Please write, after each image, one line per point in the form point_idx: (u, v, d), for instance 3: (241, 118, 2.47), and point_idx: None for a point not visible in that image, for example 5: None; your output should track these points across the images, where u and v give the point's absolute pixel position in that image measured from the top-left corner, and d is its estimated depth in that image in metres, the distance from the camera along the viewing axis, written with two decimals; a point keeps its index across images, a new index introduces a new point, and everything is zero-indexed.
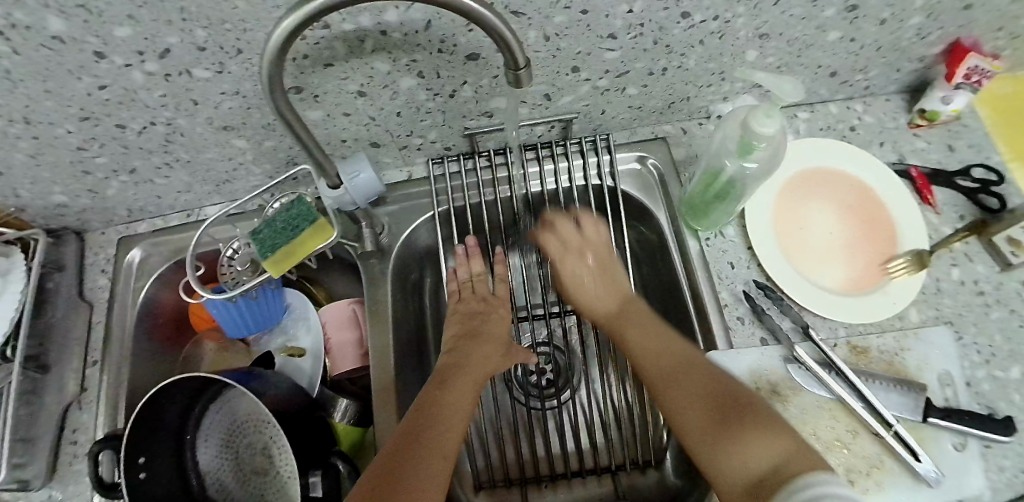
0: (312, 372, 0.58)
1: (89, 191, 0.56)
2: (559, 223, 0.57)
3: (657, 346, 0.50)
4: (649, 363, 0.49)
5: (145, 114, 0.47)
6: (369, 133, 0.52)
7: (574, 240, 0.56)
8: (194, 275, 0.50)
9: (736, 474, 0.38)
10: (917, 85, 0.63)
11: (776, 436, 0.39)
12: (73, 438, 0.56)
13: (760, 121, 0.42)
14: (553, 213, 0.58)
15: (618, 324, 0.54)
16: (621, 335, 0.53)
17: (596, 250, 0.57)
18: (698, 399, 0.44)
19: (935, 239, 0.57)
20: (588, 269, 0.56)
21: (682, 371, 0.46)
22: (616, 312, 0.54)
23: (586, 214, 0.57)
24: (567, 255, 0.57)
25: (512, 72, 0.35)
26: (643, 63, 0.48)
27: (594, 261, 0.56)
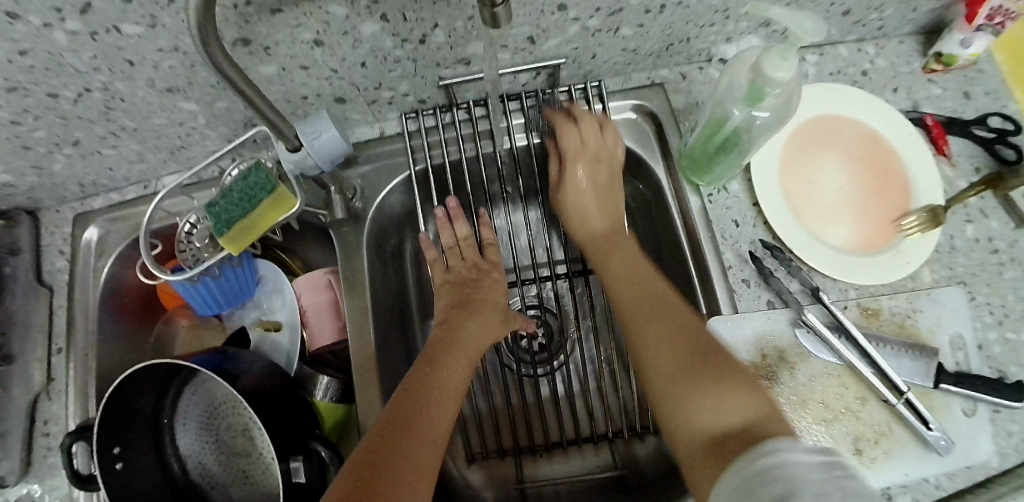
0: (290, 348, 0.55)
1: (33, 167, 0.52)
2: (586, 121, 0.52)
3: (650, 295, 0.45)
4: (634, 302, 0.45)
5: (78, 80, 0.42)
6: (333, 87, 0.48)
7: (589, 144, 0.52)
8: (149, 255, 0.46)
9: (704, 430, 0.33)
10: (933, 26, 0.58)
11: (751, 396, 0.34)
12: (46, 431, 0.54)
13: (775, 64, 0.38)
14: (583, 110, 0.53)
15: (608, 252, 0.51)
16: (608, 261, 0.50)
17: (609, 165, 0.53)
18: (665, 347, 0.40)
19: (949, 194, 0.54)
20: (591, 186, 0.53)
21: (654, 307, 0.43)
22: (606, 235, 0.52)
23: (613, 126, 0.53)
24: (581, 154, 0.52)
25: (488, 9, 0.30)
26: (637, 0, 0.43)
27: (603, 173, 0.53)
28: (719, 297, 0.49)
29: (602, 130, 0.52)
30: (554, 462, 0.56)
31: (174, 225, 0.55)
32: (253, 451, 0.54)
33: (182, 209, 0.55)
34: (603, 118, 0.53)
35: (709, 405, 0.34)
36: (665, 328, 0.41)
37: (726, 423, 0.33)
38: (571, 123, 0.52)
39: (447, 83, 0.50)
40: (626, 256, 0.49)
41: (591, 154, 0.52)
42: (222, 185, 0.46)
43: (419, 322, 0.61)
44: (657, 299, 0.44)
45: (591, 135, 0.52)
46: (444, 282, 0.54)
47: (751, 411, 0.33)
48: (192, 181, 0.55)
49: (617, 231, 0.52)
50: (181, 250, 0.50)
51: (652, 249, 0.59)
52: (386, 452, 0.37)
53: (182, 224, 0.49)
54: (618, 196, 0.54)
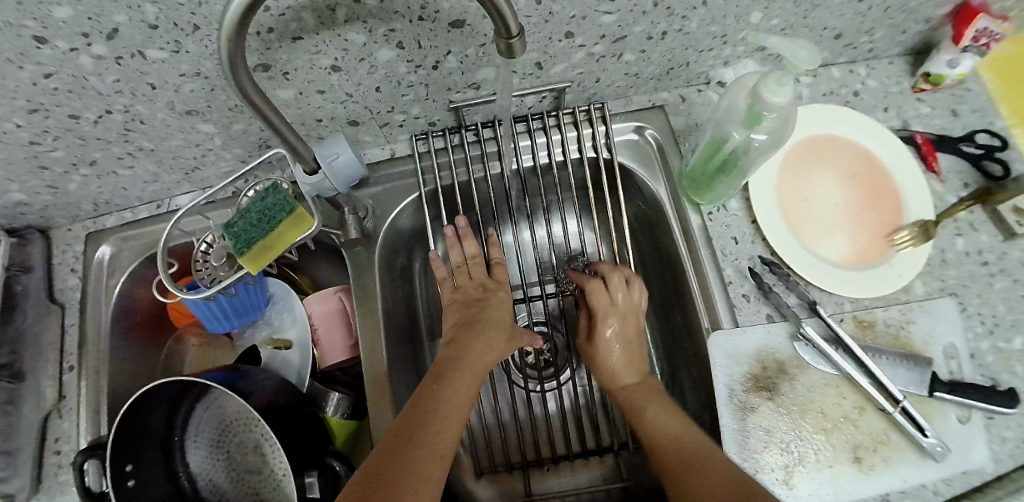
0: (301, 366, 0.56)
1: (49, 186, 0.53)
2: (612, 277, 0.55)
3: (686, 435, 0.45)
4: (669, 448, 0.45)
5: (100, 102, 0.43)
6: (347, 110, 0.49)
7: (619, 303, 0.54)
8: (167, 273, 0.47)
9: None
10: (921, 48, 0.61)
11: None
12: (57, 447, 0.54)
13: (772, 90, 0.40)
14: (609, 268, 0.56)
15: (641, 400, 0.50)
16: (641, 411, 0.49)
17: (637, 320, 0.54)
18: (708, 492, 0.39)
19: (939, 209, 0.56)
20: (621, 343, 0.53)
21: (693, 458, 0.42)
22: (635, 387, 0.51)
23: (638, 282, 0.55)
24: (610, 314, 0.54)
25: (504, 41, 0.32)
26: (641, 27, 0.45)
27: (627, 330, 0.54)
28: (721, 311, 0.50)
29: (630, 286, 0.54)
30: (561, 474, 0.57)
31: (188, 244, 0.56)
32: (263, 469, 0.54)
33: (198, 229, 0.56)
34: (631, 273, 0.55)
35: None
36: (703, 478, 0.40)
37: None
38: (601, 285, 0.55)
39: (457, 105, 0.52)
40: (665, 408, 0.48)
41: (619, 313, 0.54)
42: (240, 206, 0.47)
43: (428, 339, 0.62)
44: (693, 454, 0.43)
45: (619, 294, 0.54)
46: (453, 301, 0.55)
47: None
48: (209, 201, 0.56)
49: (644, 382, 0.52)
50: (197, 269, 0.51)
51: (655, 265, 0.61)
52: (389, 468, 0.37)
53: (200, 243, 0.50)
54: (643, 351, 0.54)
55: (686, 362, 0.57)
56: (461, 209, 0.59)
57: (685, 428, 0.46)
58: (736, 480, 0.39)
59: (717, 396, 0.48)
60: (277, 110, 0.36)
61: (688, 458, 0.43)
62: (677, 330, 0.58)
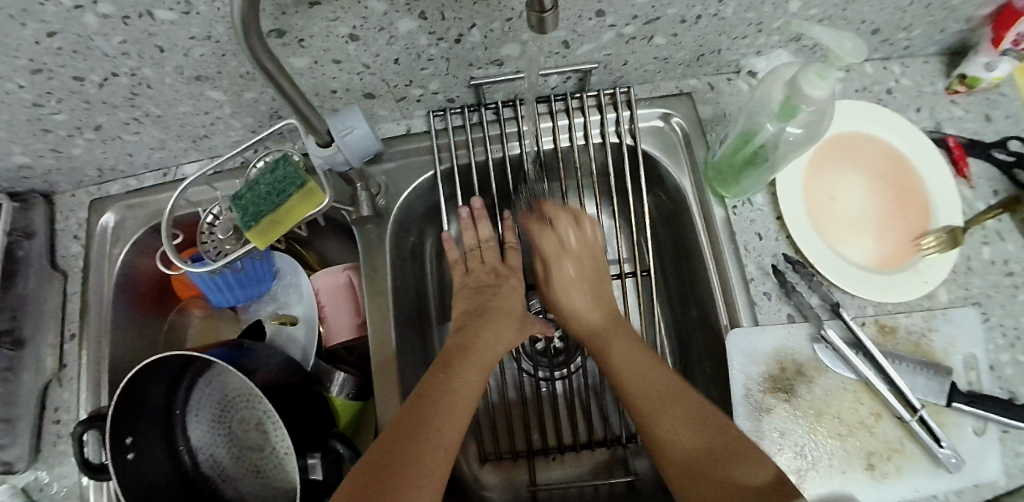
0: (306, 343, 0.55)
1: (52, 150, 0.51)
2: (561, 222, 0.53)
3: (648, 365, 0.45)
4: (637, 384, 0.44)
5: (106, 64, 0.41)
6: (363, 83, 0.48)
7: (574, 244, 0.53)
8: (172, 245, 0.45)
9: None
10: (957, 47, 0.59)
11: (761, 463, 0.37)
12: (56, 418, 0.53)
13: (811, 82, 0.38)
14: (555, 209, 0.54)
15: (604, 340, 0.49)
16: (607, 348, 0.48)
17: (595, 258, 0.54)
18: (686, 429, 0.40)
19: (967, 215, 0.55)
20: (580, 283, 0.53)
21: (663, 390, 0.43)
22: (599, 325, 0.50)
23: (587, 217, 0.54)
24: (563, 256, 0.53)
25: (535, 15, 0.30)
26: (675, 9, 0.43)
27: (584, 274, 0.53)
28: (740, 309, 0.49)
29: (580, 224, 0.54)
30: (565, 465, 0.56)
31: (195, 214, 0.55)
32: (265, 446, 0.53)
33: (204, 199, 0.54)
34: (581, 211, 0.55)
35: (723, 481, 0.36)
36: (671, 411, 0.41)
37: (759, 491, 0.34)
38: (549, 230, 0.54)
39: (478, 82, 0.50)
40: (629, 347, 0.47)
41: (573, 256, 0.53)
42: (247, 177, 0.45)
43: (437, 325, 0.61)
44: (666, 384, 0.43)
45: (571, 235, 0.53)
46: (464, 285, 0.53)
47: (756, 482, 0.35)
48: (218, 172, 0.54)
49: (609, 319, 0.51)
50: (202, 241, 0.49)
51: (673, 257, 0.59)
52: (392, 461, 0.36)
53: (206, 215, 0.49)
54: (604, 288, 0.53)
55: (699, 359, 0.56)
56: (477, 190, 0.57)
57: (655, 362, 0.46)
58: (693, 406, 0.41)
59: (733, 395, 0.47)
60: (292, 79, 0.34)
61: (655, 391, 0.43)
62: (691, 326, 0.57)
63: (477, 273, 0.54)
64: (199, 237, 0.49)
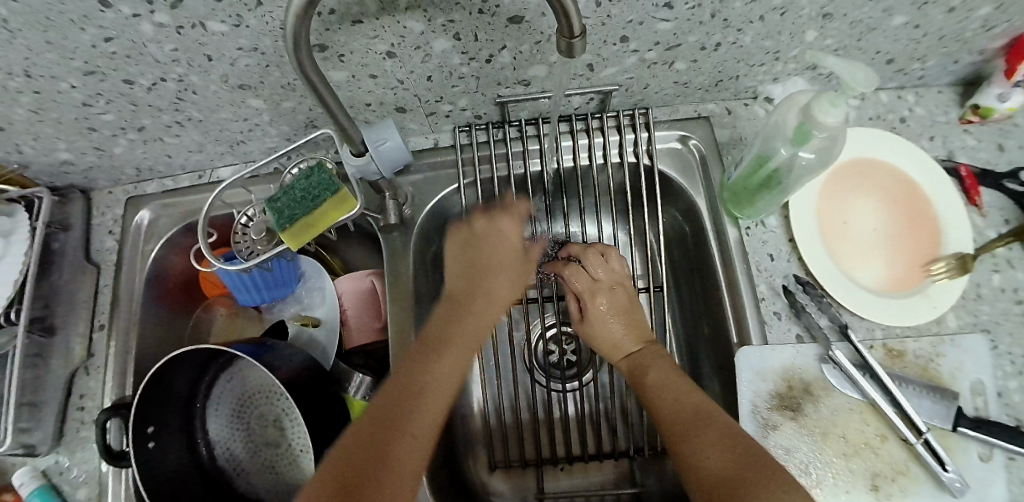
0: (327, 344, 0.57)
1: (95, 148, 0.54)
2: (589, 258, 0.53)
3: (683, 392, 0.44)
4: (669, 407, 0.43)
5: (156, 70, 0.43)
6: (396, 97, 0.50)
7: (601, 278, 0.52)
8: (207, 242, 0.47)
9: None
10: (971, 79, 0.60)
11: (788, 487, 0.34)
12: (81, 405, 0.56)
13: (824, 110, 0.39)
14: (582, 247, 0.54)
15: (642, 365, 0.48)
16: (644, 376, 0.47)
17: (625, 290, 0.53)
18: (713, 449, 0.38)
19: (978, 243, 0.55)
20: (613, 315, 0.51)
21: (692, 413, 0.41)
22: (635, 353, 0.49)
23: (614, 250, 0.54)
24: (596, 291, 0.52)
25: (565, 40, 0.32)
26: (696, 36, 0.45)
27: (619, 304, 0.52)
28: (751, 326, 0.50)
29: (606, 257, 0.53)
30: (573, 474, 0.57)
31: (228, 215, 0.57)
32: (282, 441, 0.55)
33: (238, 201, 0.57)
34: (607, 246, 0.54)
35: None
36: (708, 438, 0.39)
37: None
38: (579, 269, 0.53)
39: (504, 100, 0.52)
40: (665, 379, 0.45)
41: (605, 288, 0.52)
42: (282, 183, 0.48)
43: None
44: (699, 412, 0.41)
45: (599, 271, 0.53)
46: (455, 242, 0.50)
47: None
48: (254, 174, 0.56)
49: (646, 350, 0.49)
50: (236, 241, 0.52)
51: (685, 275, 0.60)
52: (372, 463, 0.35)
53: (241, 217, 0.51)
54: (639, 315, 0.52)
55: (708, 375, 0.57)
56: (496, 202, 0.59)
57: (683, 384, 0.44)
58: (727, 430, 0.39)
59: (741, 411, 0.48)
60: (332, 91, 0.37)
61: (688, 414, 0.42)
62: (700, 343, 0.58)
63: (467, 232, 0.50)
64: (232, 236, 0.52)
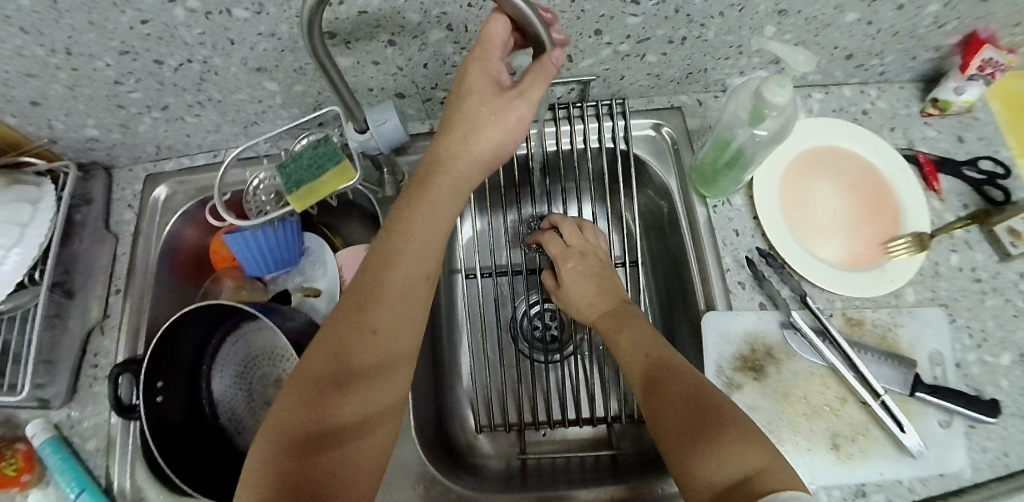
0: (327, 311, 0.60)
1: (121, 125, 0.59)
2: (565, 227, 0.58)
3: (653, 347, 0.46)
4: (639, 364, 0.46)
5: (183, 51, 0.48)
6: (396, 83, 0.55)
7: (574, 244, 0.57)
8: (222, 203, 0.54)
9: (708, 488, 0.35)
10: (931, 76, 0.64)
11: (743, 445, 0.36)
12: (94, 362, 0.60)
13: (772, 90, 0.44)
14: (561, 217, 0.60)
15: (615, 324, 0.50)
16: (616, 334, 0.49)
17: (597, 255, 0.57)
18: (675, 404, 0.40)
19: (937, 225, 0.58)
20: (588, 274, 0.55)
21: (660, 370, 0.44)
22: (611, 312, 0.52)
23: (590, 225, 0.59)
24: (570, 254, 0.56)
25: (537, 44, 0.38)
26: (663, 31, 0.50)
27: (592, 265, 0.56)
28: (717, 294, 0.53)
29: (581, 229, 0.58)
30: (554, 440, 0.60)
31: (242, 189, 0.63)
32: None
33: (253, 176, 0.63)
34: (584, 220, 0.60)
35: (711, 464, 0.36)
36: (672, 391, 0.42)
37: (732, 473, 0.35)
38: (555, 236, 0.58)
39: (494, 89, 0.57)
40: (636, 339, 0.48)
41: (578, 252, 0.56)
42: (291, 153, 0.53)
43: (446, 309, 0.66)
44: (666, 369, 0.44)
45: (574, 239, 0.57)
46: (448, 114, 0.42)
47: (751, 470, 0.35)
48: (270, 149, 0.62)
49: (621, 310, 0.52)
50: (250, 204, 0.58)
51: (661, 254, 0.64)
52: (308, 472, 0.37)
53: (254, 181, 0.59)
54: (611, 277, 0.55)
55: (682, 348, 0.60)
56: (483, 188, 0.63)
57: (654, 344, 0.47)
58: (694, 384, 0.42)
59: (707, 372, 0.51)
60: (342, 77, 0.43)
61: (657, 370, 0.44)
62: (675, 318, 0.61)
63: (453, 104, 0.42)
64: (245, 197, 0.59)
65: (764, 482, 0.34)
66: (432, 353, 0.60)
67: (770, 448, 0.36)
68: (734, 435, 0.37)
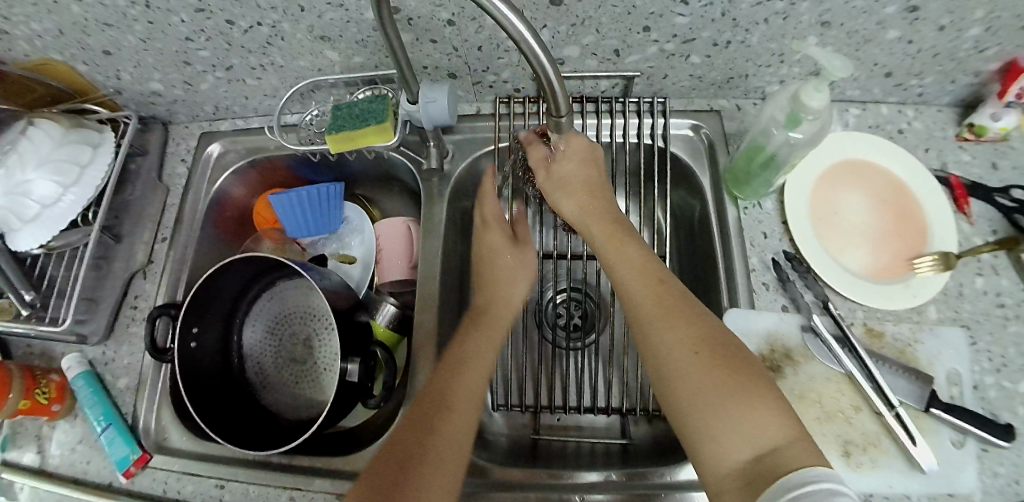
0: (361, 278, 0.66)
1: (184, 82, 0.62)
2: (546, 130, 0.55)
3: (665, 284, 0.46)
4: (650, 303, 0.45)
5: (255, 14, 0.51)
6: (450, 63, 0.58)
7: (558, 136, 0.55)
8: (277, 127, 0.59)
9: (728, 452, 0.36)
10: (970, 102, 0.64)
11: (766, 410, 0.37)
12: (134, 304, 0.63)
13: (810, 94, 0.45)
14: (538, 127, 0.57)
15: (620, 251, 0.50)
16: (618, 263, 0.49)
17: (598, 165, 0.55)
18: (694, 358, 0.40)
19: (964, 247, 0.59)
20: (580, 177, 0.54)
21: (675, 316, 0.43)
22: (612, 239, 0.51)
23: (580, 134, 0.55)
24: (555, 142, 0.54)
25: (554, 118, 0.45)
26: (709, 32, 0.52)
27: (589, 178, 0.55)
28: (741, 293, 0.55)
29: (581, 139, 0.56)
30: (566, 426, 0.61)
31: (295, 155, 0.67)
32: (308, 360, 0.61)
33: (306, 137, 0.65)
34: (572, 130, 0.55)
35: (734, 425, 0.37)
36: (692, 342, 0.41)
37: (755, 438, 0.36)
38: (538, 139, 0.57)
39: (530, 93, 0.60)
40: (646, 277, 0.47)
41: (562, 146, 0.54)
42: (350, 101, 0.60)
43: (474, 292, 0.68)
44: (684, 315, 0.43)
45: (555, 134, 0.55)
46: (483, 246, 0.58)
47: (777, 437, 0.36)
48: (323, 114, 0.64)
49: (626, 244, 0.50)
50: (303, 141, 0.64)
51: (689, 252, 0.65)
52: (416, 453, 0.41)
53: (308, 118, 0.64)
54: (607, 198, 0.55)
55: None
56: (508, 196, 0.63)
57: (668, 283, 0.46)
58: (715, 334, 0.42)
59: None
60: (402, 47, 0.46)
61: (670, 313, 0.43)
62: None
63: (490, 239, 0.58)
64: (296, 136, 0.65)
65: (789, 451, 0.35)
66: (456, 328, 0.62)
67: (791, 411, 0.37)
68: (760, 395, 0.38)
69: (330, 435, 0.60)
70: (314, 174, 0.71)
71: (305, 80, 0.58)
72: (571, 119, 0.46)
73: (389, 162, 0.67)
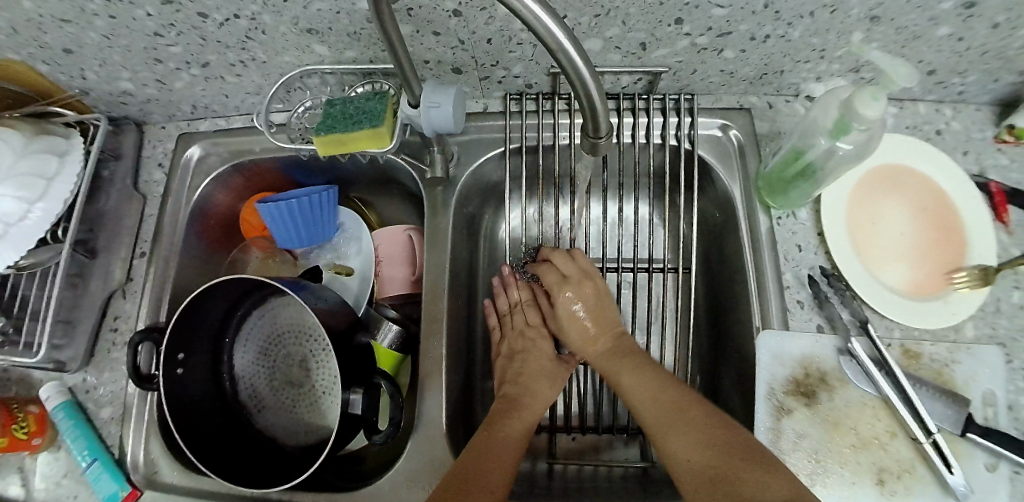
0: (359, 292, 0.61)
1: (157, 80, 0.56)
2: (555, 258, 0.58)
3: (658, 384, 0.47)
4: (650, 409, 0.45)
5: (231, 6, 0.45)
6: (454, 56, 0.52)
7: (570, 272, 0.57)
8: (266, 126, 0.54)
9: None
10: (1011, 99, 0.60)
11: (775, 483, 0.36)
12: (113, 326, 0.58)
13: (865, 103, 0.40)
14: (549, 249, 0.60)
15: (617, 364, 0.51)
16: (619, 375, 0.50)
17: (594, 282, 0.56)
18: (695, 440, 0.41)
19: (1003, 258, 0.55)
20: (585, 316, 0.55)
21: (674, 409, 0.44)
22: (610, 351, 0.52)
23: (582, 253, 0.59)
24: (564, 284, 0.56)
25: (591, 139, 0.39)
26: (747, 26, 0.47)
27: (586, 296, 0.55)
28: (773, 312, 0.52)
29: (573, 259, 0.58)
30: (583, 444, 0.59)
31: (283, 157, 0.61)
32: (305, 383, 0.57)
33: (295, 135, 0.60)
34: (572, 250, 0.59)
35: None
36: (689, 430, 0.42)
37: None
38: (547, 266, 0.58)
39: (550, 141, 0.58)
40: (638, 367, 0.49)
41: (572, 280, 0.56)
42: (341, 99, 0.54)
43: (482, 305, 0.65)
44: (678, 402, 0.44)
45: (566, 266, 0.57)
46: (503, 334, 0.58)
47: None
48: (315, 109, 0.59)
49: (618, 347, 0.53)
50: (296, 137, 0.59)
51: (716, 260, 0.62)
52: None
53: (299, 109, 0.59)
54: (608, 309, 0.55)
55: (729, 360, 0.58)
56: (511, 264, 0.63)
57: (662, 383, 0.47)
58: (709, 418, 0.43)
59: (757, 392, 0.50)
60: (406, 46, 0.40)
61: (668, 406, 0.44)
62: (726, 330, 0.60)
63: (513, 327, 0.58)
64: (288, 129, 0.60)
65: None
66: (466, 347, 0.60)
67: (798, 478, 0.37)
68: (758, 465, 0.38)
69: (337, 461, 0.58)
70: (307, 179, 0.66)
71: (291, 73, 0.52)
72: (610, 139, 0.40)
73: (387, 166, 0.62)
